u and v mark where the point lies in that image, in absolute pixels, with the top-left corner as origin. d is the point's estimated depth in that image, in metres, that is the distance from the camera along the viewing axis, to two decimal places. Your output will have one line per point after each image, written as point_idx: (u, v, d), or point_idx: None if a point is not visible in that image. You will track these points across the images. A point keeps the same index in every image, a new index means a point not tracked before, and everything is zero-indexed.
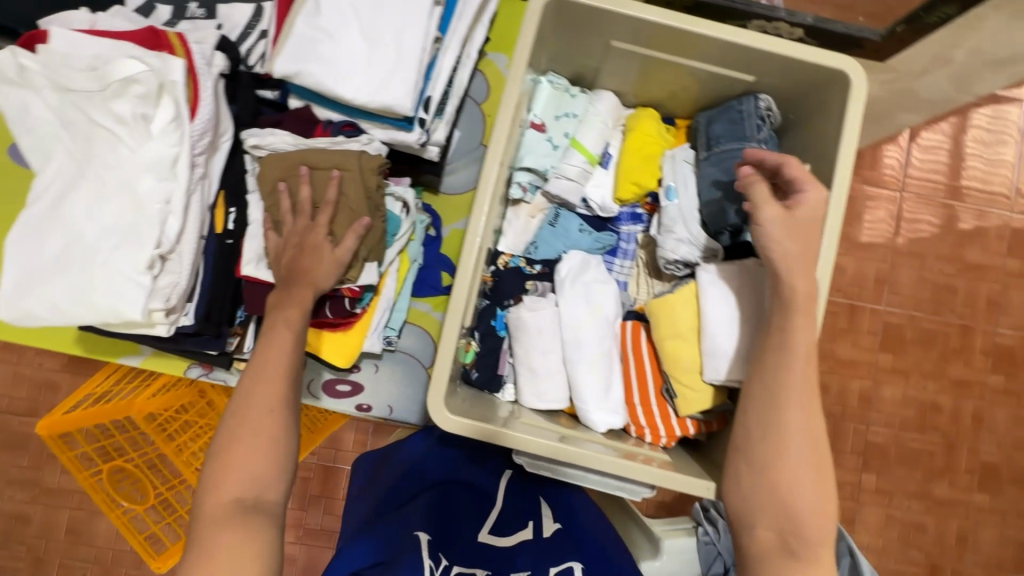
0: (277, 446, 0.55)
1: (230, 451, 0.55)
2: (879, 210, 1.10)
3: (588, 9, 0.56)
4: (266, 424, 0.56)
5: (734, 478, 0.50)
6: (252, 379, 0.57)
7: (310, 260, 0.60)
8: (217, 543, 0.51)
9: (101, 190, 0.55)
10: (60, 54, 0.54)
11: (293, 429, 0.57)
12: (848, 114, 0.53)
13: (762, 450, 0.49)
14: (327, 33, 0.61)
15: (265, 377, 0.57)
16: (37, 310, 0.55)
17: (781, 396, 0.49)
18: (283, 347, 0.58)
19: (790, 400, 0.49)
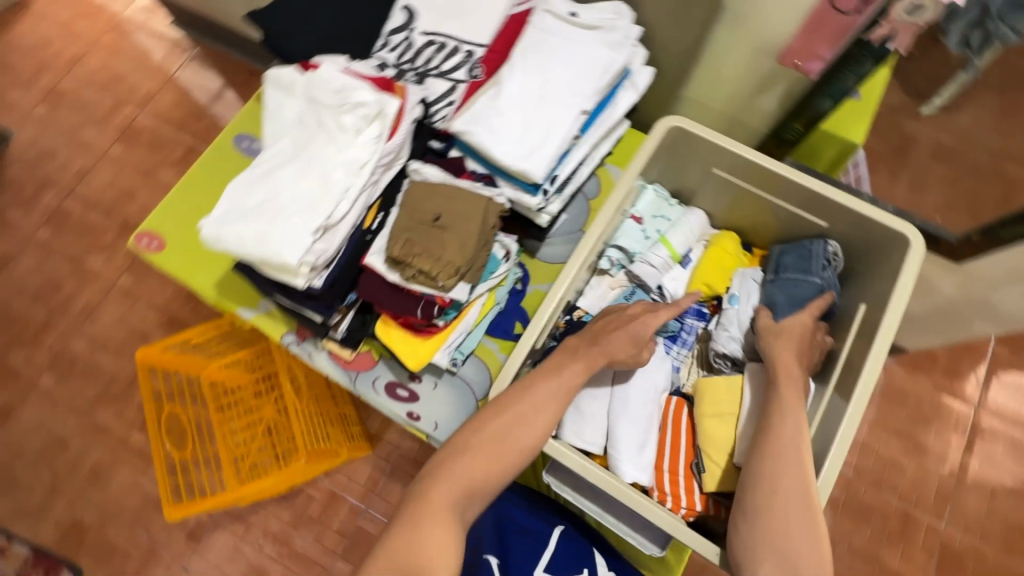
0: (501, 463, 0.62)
1: (472, 466, 0.62)
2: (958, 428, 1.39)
3: (700, 140, 0.72)
4: (502, 446, 0.62)
5: (739, 544, 0.56)
6: (510, 401, 0.64)
7: (612, 329, 0.67)
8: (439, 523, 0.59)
9: (306, 169, 0.74)
10: (321, 76, 0.76)
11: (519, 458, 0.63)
12: (904, 270, 0.63)
13: (766, 524, 0.55)
14: (497, 110, 0.80)
15: (522, 408, 0.64)
16: (226, 237, 0.71)
17: (793, 482, 0.56)
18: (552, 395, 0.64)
19: (800, 489, 0.56)
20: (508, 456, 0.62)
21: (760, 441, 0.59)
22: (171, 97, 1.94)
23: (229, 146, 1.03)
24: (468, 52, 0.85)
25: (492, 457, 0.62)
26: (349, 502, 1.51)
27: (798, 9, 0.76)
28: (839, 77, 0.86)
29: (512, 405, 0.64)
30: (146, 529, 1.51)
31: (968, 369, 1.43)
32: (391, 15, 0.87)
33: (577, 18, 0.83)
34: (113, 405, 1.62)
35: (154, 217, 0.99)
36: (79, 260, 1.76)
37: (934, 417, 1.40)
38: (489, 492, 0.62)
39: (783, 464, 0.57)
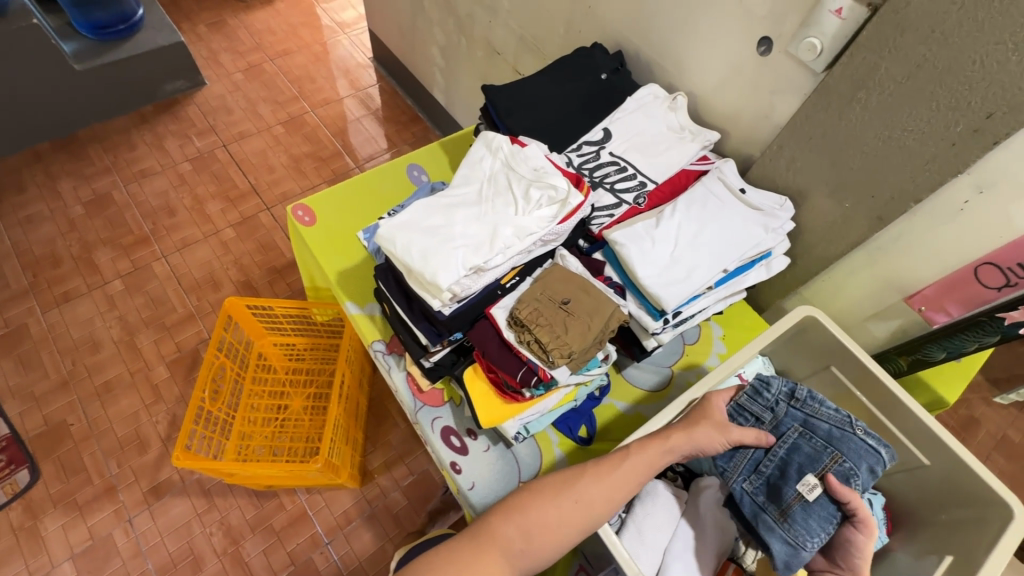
0: (564, 525, 0.66)
1: (541, 508, 0.67)
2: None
3: (828, 335, 0.78)
4: (567, 507, 0.66)
5: None
6: (582, 472, 0.69)
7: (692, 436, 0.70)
8: (482, 555, 0.65)
9: (483, 216, 0.84)
10: (526, 153, 0.89)
11: (574, 526, 0.66)
12: (1001, 541, 0.63)
13: None
14: (653, 238, 0.89)
15: (586, 480, 0.68)
16: (398, 240, 0.80)
17: None
18: (621, 474, 0.68)
19: None
20: (578, 520, 0.66)
21: None
22: (341, 110, 2.22)
23: (403, 170, 1.17)
24: (642, 183, 0.98)
25: (557, 504, 0.66)
26: (315, 529, 1.43)
27: (944, 266, 0.85)
28: (960, 337, 0.86)
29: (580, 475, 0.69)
30: (118, 463, 1.47)
31: None
32: (592, 131, 1.02)
33: (746, 195, 0.94)
34: (157, 333, 1.67)
35: (318, 197, 1.12)
36: (201, 200, 1.93)
37: None
38: (544, 548, 0.66)
39: None
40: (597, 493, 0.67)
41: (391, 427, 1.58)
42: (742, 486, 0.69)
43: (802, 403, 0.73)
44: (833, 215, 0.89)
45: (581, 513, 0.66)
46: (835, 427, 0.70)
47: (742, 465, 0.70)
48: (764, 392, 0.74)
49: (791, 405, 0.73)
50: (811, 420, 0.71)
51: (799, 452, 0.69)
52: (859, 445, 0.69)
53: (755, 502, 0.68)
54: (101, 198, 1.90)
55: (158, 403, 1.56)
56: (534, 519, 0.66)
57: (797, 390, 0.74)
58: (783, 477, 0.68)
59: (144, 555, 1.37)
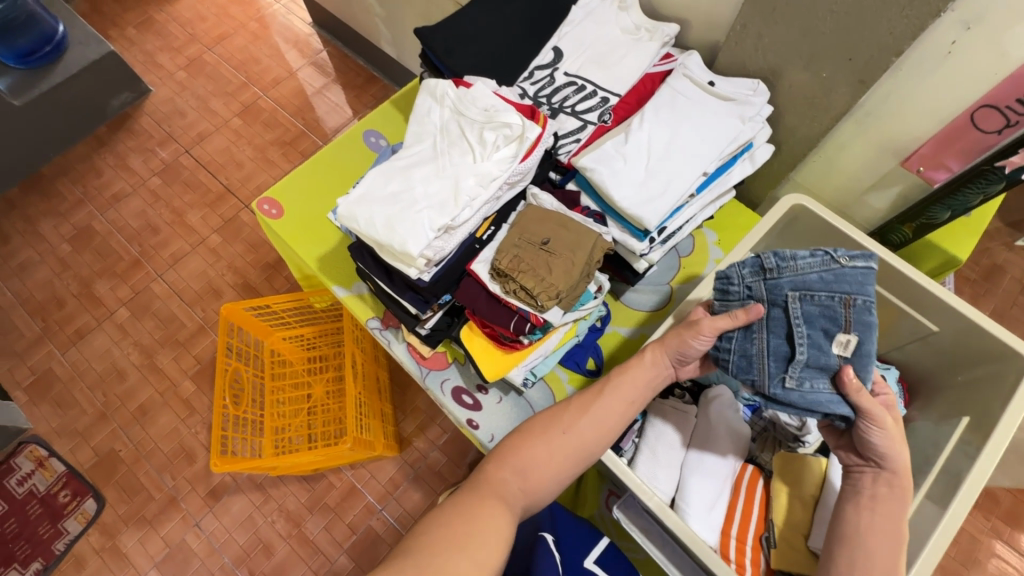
0: (563, 462, 0.67)
1: (537, 451, 0.67)
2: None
3: (821, 219, 0.75)
4: (561, 444, 0.67)
5: None
6: (571, 408, 0.69)
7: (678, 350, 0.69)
8: (484, 500, 0.65)
9: (442, 173, 0.80)
10: (474, 94, 0.83)
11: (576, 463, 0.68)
12: (1018, 393, 0.62)
13: None
14: (623, 156, 0.84)
15: (579, 416, 0.68)
16: (359, 217, 0.77)
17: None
18: (617, 405, 0.69)
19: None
20: (570, 452, 0.67)
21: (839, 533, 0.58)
22: (295, 86, 2.11)
23: (359, 139, 1.12)
24: (604, 98, 0.91)
25: (544, 444, 0.67)
26: (366, 499, 1.51)
27: (940, 119, 0.79)
28: (963, 192, 0.81)
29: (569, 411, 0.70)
30: (172, 476, 1.55)
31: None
32: (541, 53, 0.95)
33: (716, 87, 0.88)
34: (174, 350, 1.71)
35: (280, 186, 1.08)
36: (180, 212, 1.91)
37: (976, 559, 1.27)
38: (545, 484, 0.67)
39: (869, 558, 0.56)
40: (592, 426, 0.68)
41: (417, 393, 1.62)
42: (782, 387, 0.62)
43: (777, 271, 0.64)
44: (812, 89, 0.82)
45: (573, 445, 0.67)
46: (823, 271, 0.62)
47: (764, 360, 0.64)
48: (729, 290, 0.68)
49: (768, 281, 0.64)
50: (797, 281, 0.62)
51: (816, 323, 0.61)
52: (852, 275, 0.61)
53: (807, 391, 0.61)
54: (84, 230, 1.89)
55: (193, 415, 1.62)
56: (530, 457, 0.67)
57: (763, 261, 0.65)
58: (817, 349, 0.61)
59: (218, 551, 1.47)
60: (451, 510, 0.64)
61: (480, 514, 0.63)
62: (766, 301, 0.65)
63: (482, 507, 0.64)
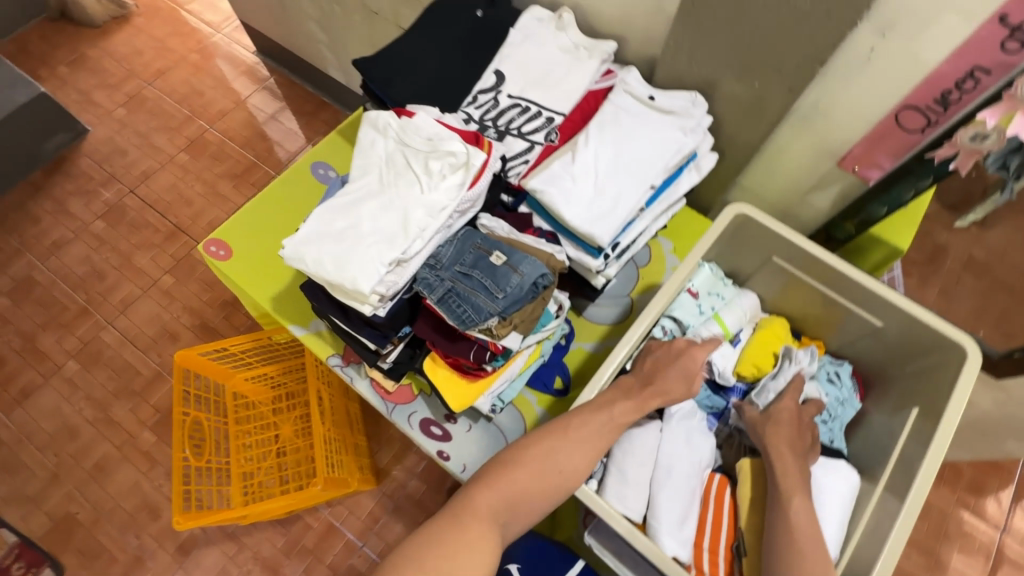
0: (553, 486, 0.64)
1: (521, 476, 0.64)
2: (959, 541, 1.26)
3: (763, 228, 0.75)
4: (552, 475, 0.64)
5: None
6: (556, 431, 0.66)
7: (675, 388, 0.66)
8: (471, 527, 0.60)
9: (390, 206, 0.79)
10: (417, 125, 0.82)
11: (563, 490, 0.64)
12: (962, 379, 0.64)
13: None
14: (569, 177, 0.85)
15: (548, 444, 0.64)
16: (306, 258, 0.75)
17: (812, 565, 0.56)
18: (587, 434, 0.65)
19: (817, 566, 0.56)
20: (537, 488, 0.63)
21: (776, 533, 0.59)
22: (241, 117, 2.07)
23: (306, 171, 1.10)
24: (549, 118, 0.92)
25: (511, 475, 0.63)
26: (345, 537, 1.47)
27: (866, 120, 0.82)
28: (897, 188, 0.85)
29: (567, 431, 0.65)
30: (136, 534, 1.47)
31: (992, 489, 1.30)
32: (483, 77, 0.94)
33: (656, 101, 0.89)
34: (130, 400, 1.62)
35: (226, 227, 1.04)
36: (127, 255, 1.83)
37: (953, 535, 1.27)
38: (537, 507, 0.63)
39: (809, 545, 0.57)
40: (563, 468, 0.64)
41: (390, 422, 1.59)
42: None
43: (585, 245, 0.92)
44: (746, 100, 0.85)
45: (540, 479, 0.63)
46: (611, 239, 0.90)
47: (477, 292, 0.77)
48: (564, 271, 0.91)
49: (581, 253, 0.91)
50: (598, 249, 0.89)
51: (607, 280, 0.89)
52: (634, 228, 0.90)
53: None
54: (23, 281, 1.78)
55: (155, 468, 1.54)
56: (518, 484, 0.63)
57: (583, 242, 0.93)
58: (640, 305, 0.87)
59: None
60: (440, 538, 0.59)
61: (467, 543, 0.58)
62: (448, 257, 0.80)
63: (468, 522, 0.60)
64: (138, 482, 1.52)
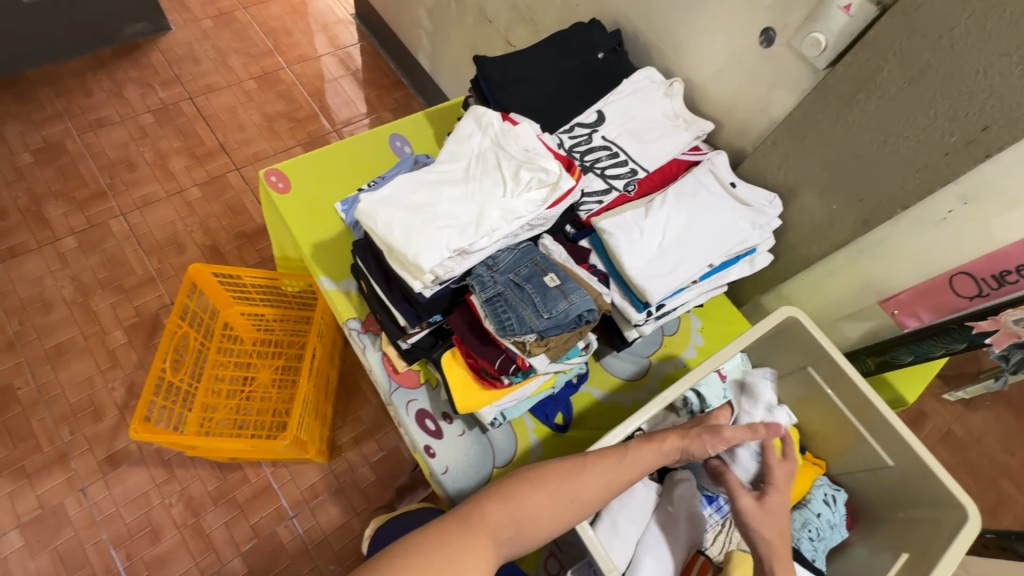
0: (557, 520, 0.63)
1: (532, 497, 0.63)
2: None
3: (808, 338, 0.78)
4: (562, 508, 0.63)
5: None
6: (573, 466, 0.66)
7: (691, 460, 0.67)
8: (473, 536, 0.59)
9: (470, 197, 0.80)
10: (518, 133, 0.85)
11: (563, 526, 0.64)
12: (957, 541, 0.65)
13: None
14: (639, 228, 0.88)
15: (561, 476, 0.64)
16: (377, 217, 0.75)
17: None
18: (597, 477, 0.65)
19: None
20: (552, 514, 0.63)
21: None
22: (319, 68, 2.10)
23: (384, 139, 1.12)
24: (633, 170, 0.96)
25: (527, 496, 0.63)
26: (279, 502, 1.41)
27: (921, 271, 0.86)
28: (929, 342, 0.88)
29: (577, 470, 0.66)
30: (70, 429, 1.40)
31: None
32: (585, 112, 0.97)
33: (736, 189, 0.93)
34: (114, 295, 1.57)
35: (293, 162, 1.05)
36: (164, 155, 1.81)
37: None
38: (534, 538, 0.62)
39: None
40: (573, 505, 0.64)
41: (361, 403, 1.57)
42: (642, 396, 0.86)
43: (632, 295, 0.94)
44: (820, 217, 0.89)
45: (558, 506, 0.64)
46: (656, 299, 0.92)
47: (524, 304, 0.77)
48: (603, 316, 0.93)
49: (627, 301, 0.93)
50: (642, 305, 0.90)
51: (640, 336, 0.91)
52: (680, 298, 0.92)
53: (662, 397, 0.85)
54: (53, 145, 1.75)
55: (114, 370, 1.48)
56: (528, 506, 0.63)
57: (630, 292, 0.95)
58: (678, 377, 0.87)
59: (97, 524, 1.32)
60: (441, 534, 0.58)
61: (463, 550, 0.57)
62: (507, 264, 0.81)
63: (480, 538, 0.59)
64: (91, 378, 1.46)
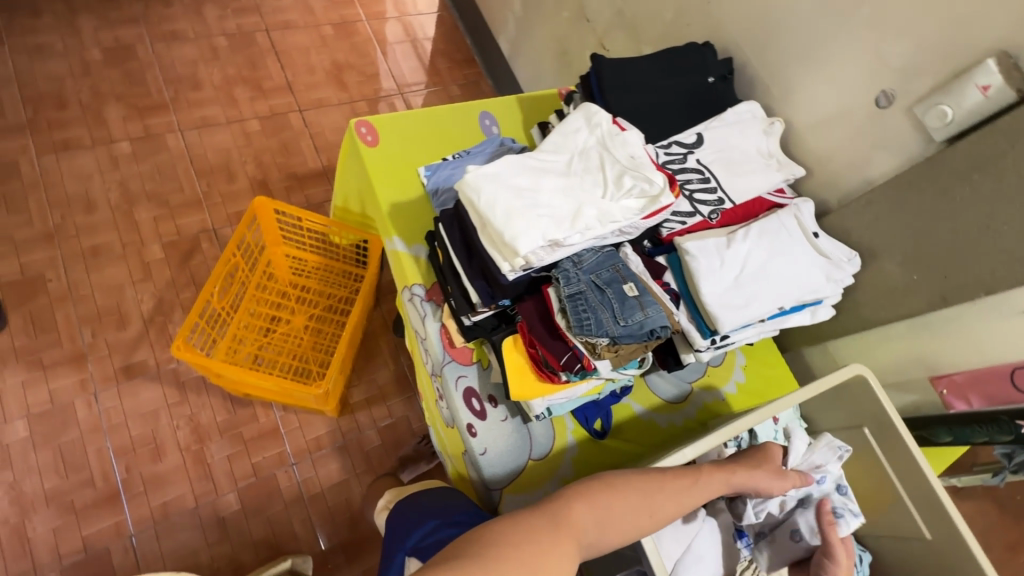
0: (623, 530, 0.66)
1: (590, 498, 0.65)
2: None
3: (873, 400, 0.79)
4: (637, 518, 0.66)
5: None
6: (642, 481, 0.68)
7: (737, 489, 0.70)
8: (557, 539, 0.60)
9: (569, 191, 0.80)
10: (626, 138, 0.85)
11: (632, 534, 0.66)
12: None
13: None
14: (720, 257, 0.88)
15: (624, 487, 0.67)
16: (481, 192, 0.76)
17: None
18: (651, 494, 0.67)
19: None
20: (620, 526, 0.65)
21: None
22: (397, 28, 2.09)
23: (474, 114, 1.12)
24: (720, 199, 0.96)
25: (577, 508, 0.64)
26: (283, 447, 1.42)
27: (983, 358, 0.88)
28: (972, 428, 0.91)
29: (644, 483, 0.68)
30: (93, 332, 1.39)
31: None
32: (685, 132, 0.98)
33: (817, 240, 0.94)
34: (158, 209, 1.56)
35: (384, 118, 1.05)
36: (231, 81, 1.79)
37: None
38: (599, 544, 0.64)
39: None
40: (621, 523, 0.65)
41: (379, 366, 1.57)
42: None
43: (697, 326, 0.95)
44: (897, 285, 0.90)
45: (621, 516, 0.65)
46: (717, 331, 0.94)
47: (602, 307, 0.78)
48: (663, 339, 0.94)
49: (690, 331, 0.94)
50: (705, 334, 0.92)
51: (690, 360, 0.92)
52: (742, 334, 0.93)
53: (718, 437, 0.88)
54: (123, 48, 1.73)
55: (145, 283, 1.47)
56: (608, 510, 0.65)
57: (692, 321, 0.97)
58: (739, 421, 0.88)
59: (103, 431, 1.31)
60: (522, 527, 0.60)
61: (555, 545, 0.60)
62: (591, 265, 0.82)
63: (549, 552, 0.59)
64: (122, 287, 1.45)
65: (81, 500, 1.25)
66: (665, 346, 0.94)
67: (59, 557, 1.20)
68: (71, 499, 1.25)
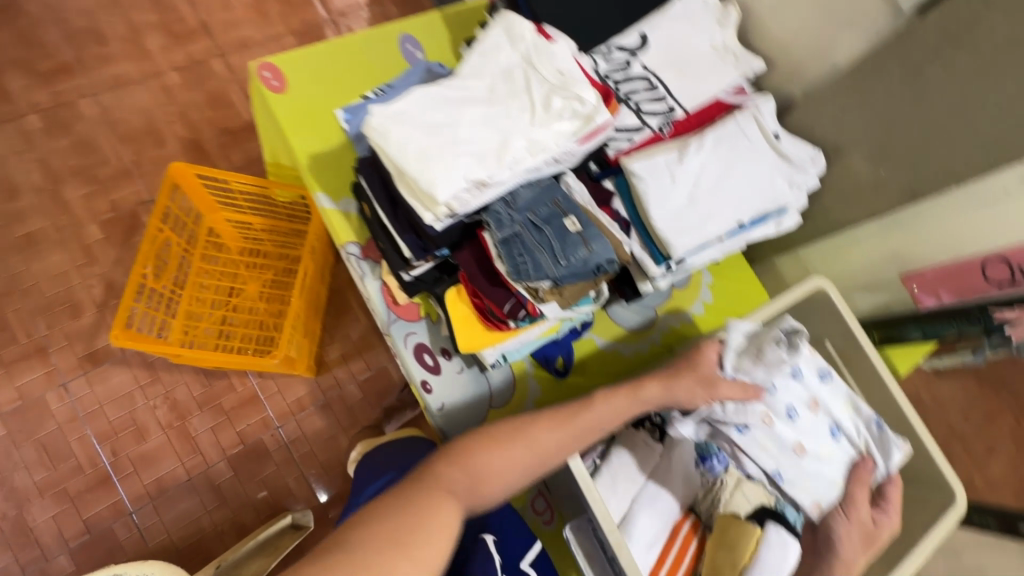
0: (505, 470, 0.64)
1: None
2: None
3: (834, 311, 0.80)
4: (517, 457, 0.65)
5: None
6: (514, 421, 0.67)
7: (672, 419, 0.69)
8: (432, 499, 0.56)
9: (493, 123, 0.71)
10: (553, 52, 0.74)
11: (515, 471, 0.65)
12: (938, 523, 0.71)
13: None
14: (671, 176, 0.81)
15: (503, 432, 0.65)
16: (391, 136, 0.67)
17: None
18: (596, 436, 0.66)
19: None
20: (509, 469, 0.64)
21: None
22: None
23: (393, 39, 0.99)
24: (670, 108, 0.86)
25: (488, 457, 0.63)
26: (265, 413, 1.42)
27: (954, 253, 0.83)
28: (946, 322, 0.87)
29: None
30: (48, 324, 1.35)
31: None
32: (626, 34, 0.86)
33: (779, 142, 0.85)
34: (87, 186, 1.45)
35: (288, 56, 0.92)
36: (138, 29, 1.60)
37: None
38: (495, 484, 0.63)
39: None
40: (506, 462, 0.64)
41: (351, 321, 1.53)
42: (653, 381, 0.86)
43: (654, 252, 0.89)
44: (864, 183, 0.83)
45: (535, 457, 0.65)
46: None
47: (543, 249, 0.72)
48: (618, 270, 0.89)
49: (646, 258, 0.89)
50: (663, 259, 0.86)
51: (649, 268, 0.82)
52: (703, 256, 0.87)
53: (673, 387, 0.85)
54: (7, 4, 1.52)
55: (90, 266, 1.40)
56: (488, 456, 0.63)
57: None
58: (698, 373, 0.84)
59: (81, 419, 1.31)
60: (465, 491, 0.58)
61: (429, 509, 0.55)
62: (527, 204, 0.74)
63: (437, 503, 0.55)
64: (67, 274, 1.38)
65: (75, 487, 1.27)
66: (621, 278, 0.89)
67: (66, 540, 1.25)
68: (64, 487, 1.27)
